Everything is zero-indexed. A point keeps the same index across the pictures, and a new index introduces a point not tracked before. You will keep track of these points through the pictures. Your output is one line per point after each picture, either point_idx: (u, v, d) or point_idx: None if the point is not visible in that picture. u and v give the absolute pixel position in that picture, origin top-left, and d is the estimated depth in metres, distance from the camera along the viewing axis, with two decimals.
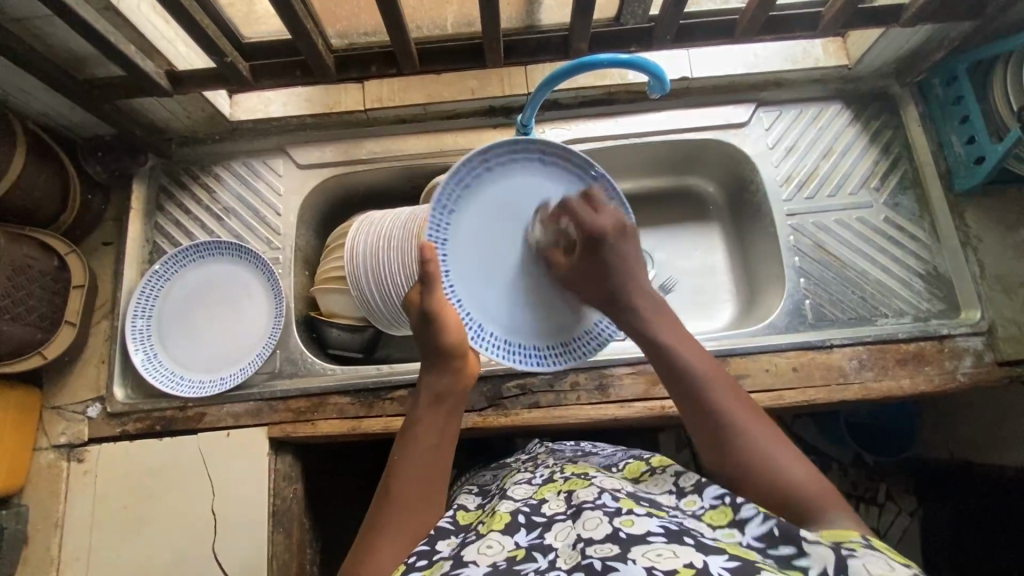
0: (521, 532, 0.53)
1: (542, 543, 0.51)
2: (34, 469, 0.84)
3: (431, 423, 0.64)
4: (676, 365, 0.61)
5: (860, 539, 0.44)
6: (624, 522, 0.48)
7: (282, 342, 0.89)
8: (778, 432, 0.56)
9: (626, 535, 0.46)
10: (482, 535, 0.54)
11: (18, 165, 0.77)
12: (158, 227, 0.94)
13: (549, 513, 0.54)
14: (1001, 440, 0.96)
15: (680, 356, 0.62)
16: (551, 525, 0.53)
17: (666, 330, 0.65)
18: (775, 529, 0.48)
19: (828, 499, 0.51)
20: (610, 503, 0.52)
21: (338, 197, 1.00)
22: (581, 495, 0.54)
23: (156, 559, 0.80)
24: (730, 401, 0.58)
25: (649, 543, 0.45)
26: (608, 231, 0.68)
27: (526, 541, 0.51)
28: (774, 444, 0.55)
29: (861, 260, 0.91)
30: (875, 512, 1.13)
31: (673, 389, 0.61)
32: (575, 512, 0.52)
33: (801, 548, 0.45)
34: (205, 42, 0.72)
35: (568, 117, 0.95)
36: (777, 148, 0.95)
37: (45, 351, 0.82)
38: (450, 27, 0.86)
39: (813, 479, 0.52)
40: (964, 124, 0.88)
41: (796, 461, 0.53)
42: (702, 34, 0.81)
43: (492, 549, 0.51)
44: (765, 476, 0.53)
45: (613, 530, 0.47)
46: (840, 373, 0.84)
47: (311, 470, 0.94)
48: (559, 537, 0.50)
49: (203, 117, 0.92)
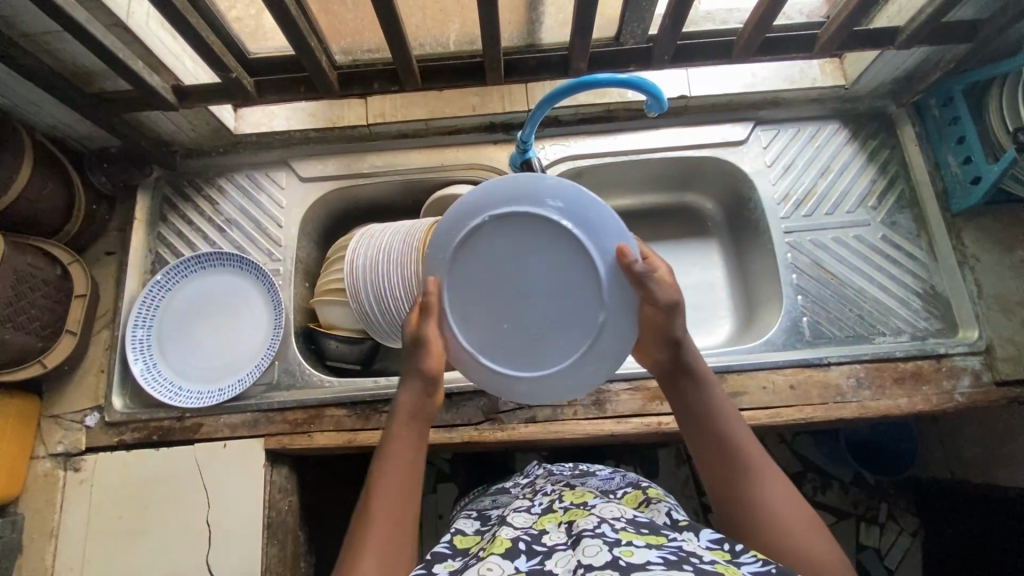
0: (522, 557, 0.52)
1: (542, 568, 0.50)
2: (31, 478, 0.84)
3: (404, 445, 0.61)
4: (710, 428, 0.60)
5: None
6: (624, 551, 0.48)
7: (281, 353, 0.90)
8: (801, 506, 0.55)
9: (626, 563, 0.46)
10: (481, 559, 0.53)
11: (28, 169, 0.79)
12: (161, 237, 0.95)
13: (549, 543, 0.54)
14: (1003, 462, 0.95)
15: (718, 419, 0.61)
16: (552, 553, 0.52)
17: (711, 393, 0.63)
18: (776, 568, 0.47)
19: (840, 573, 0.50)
20: (609, 532, 0.51)
21: (339, 209, 1.01)
22: (581, 525, 0.54)
23: (150, 570, 0.80)
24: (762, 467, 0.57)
25: (648, 570, 0.45)
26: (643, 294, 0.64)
27: (526, 566, 0.51)
28: (800, 521, 0.53)
29: (858, 278, 0.91)
30: (877, 532, 1.12)
31: (693, 430, 0.62)
32: (576, 542, 0.52)
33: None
34: (211, 58, 0.74)
35: (568, 134, 0.97)
36: (775, 166, 0.96)
37: (45, 360, 0.83)
38: (453, 45, 0.88)
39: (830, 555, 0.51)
40: (960, 145, 0.88)
41: (815, 529, 0.53)
42: (699, 55, 0.82)
43: (493, 571, 0.50)
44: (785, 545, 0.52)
45: (613, 558, 0.47)
46: (837, 391, 0.84)
47: (306, 482, 0.94)
48: (559, 564, 0.50)
49: (208, 130, 0.93)
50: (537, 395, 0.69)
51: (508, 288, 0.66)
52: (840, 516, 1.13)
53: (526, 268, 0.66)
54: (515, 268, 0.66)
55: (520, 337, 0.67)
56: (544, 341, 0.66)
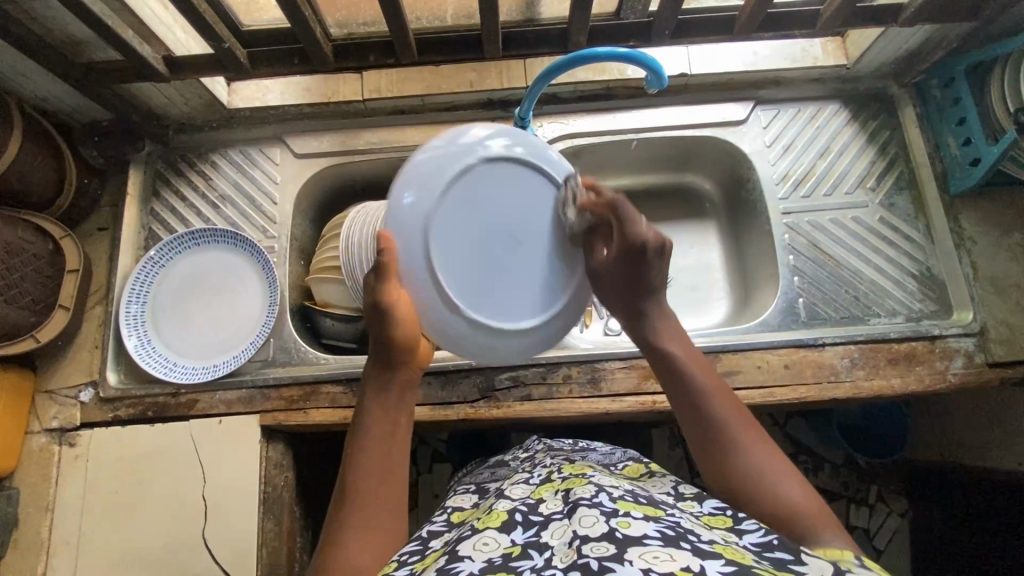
0: (518, 530, 0.53)
1: (538, 540, 0.50)
2: (26, 453, 0.84)
3: (381, 419, 0.60)
4: (685, 393, 0.61)
5: (855, 560, 0.45)
6: (621, 523, 0.48)
7: (276, 331, 0.89)
8: (773, 447, 0.57)
9: (623, 535, 0.46)
10: (478, 532, 0.54)
11: (19, 125, 0.78)
12: (154, 213, 0.94)
13: (546, 513, 0.54)
14: (992, 443, 0.96)
15: (688, 377, 0.62)
16: (548, 523, 0.52)
17: (675, 343, 0.65)
18: (776, 540, 0.48)
19: (830, 523, 0.52)
20: (607, 502, 0.52)
21: (335, 186, 1.00)
22: (579, 493, 0.54)
23: (146, 543, 0.81)
24: (736, 413, 0.59)
25: (645, 545, 0.45)
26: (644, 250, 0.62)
27: (521, 539, 0.51)
28: (778, 464, 0.56)
29: (855, 260, 0.91)
30: (866, 513, 1.14)
31: (669, 388, 0.63)
32: (572, 511, 0.52)
33: (798, 558, 0.45)
34: (204, 29, 0.72)
35: (566, 111, 0.95)
36: (774, 146, 0.95)
37: (38, 335, 0.82)
38: (450, 18, 0.86)
39: (808, 495, 0.53)
40: (960, 126, 0.88)
41: (800, 484, 0.54)
42: (701, 30, 0.81)
43: (488, 546, 0.51)
44: (774, 503, 0.53)
45: (610, 530, 0.47)
46: (831, 372, 0.84)
47: (303, 459, 0.94)
48: (556, 535, 0.50)
49: (200, 104, 0.92)
50: (494, 358, 0.65)
51: (497, 230, 0.61)
52: (829, 497, 1.15)
53: (517, 221, 0.62)
54: (523, 234, 0.62)
55: (479, 275, 0.61)
56: (518, 301, 0.63)
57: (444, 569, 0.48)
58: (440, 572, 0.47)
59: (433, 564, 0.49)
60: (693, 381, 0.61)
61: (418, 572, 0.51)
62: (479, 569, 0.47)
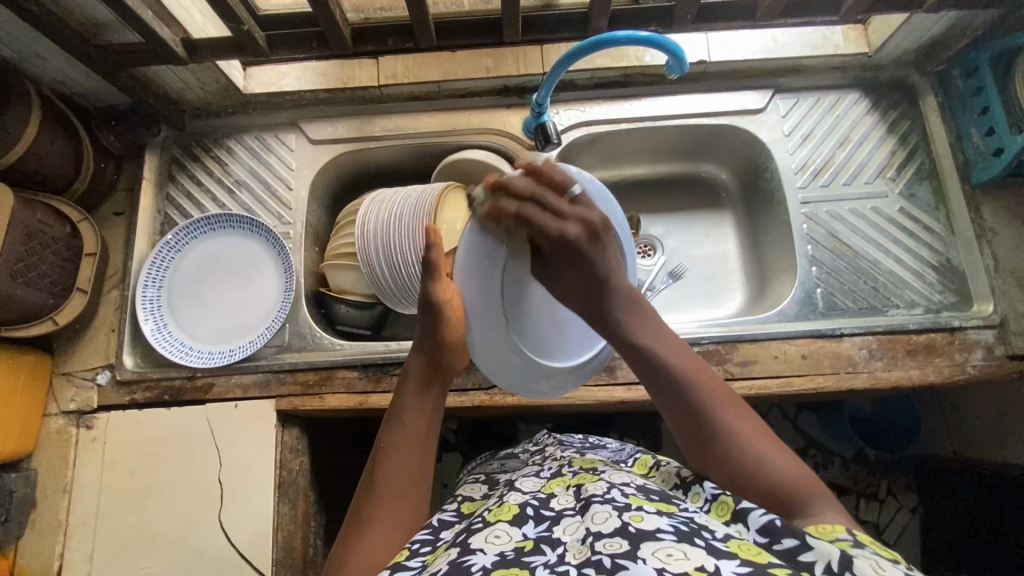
0: (529, 524, 0.53)
1: (550, 535, 0.50)
2: (44, 435, 0.85)
3: (418, 414, 0.62)
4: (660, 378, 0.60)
5: (846, 537, 0.45)
6: (634, 518, 0.48)
7: (292, 317, 0.89)
8: (761, 426, 0.56)
9: (636, 529, 0.46)
10: (489, 525, 0.53)
11: (37, 108, 0.78)
12: (170, 198, 0.94)
13: (558, 508, 0.54)
14: (1007, 437, 0.95)
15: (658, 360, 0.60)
16: (560, 519, 0.52)
17: (645, 333, 0.62)
18: (779, 520, 0.46)
19: (818, 490, 0.51)
20: (619, 498, 0.52)
21: (349, 173, 1.00)
22: (590, 490, 0.54)
23: (163, 525, 0.81)
24: (717, 397, 0.57)
25: (659, 540, 0.44)
26: (571, 236, 0.60)
27: (534, 533, 0.51)
28: (758, 435, 0.55)
29: (874, 250, 0.90)
30: (876, 508, 1.14)
31: (644, 377, 0.61)
32: (584, 507, 0.52)
33: (805, 543, 0.44)
34: (224, 10, 0.72)
35: (583, 98, 0.95)
36: (793, 135, 0.94)
37: (57, 318, 0.82)
38: (467, 3, 0.86)
39: (797, 470, 0.53)
40: (983, 116, 0.87)
41: (783, 454, 0.54)
42: (721, 15, 0.80)
43: (499, 539, 0.51)
44: (755, 471, 0.53)
45: (623, 524, 0.47)
46: (849, 362, 0.84)
47: (317, 445, 0.94)
48: (568, 530, 0.50)
49: (217, 88, 0.92)
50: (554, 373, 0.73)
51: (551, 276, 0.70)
52: (840, 491, 1.14)
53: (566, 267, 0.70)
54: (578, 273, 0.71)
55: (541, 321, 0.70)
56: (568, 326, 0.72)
57: (455, 563, 0.47)
58: (452, 564, 0.47)
59: (444, 556, 0.49)
60: (668, 367, 0.60)
61: (430, 563, 0.50)
62: (493, 562, 0.47)
